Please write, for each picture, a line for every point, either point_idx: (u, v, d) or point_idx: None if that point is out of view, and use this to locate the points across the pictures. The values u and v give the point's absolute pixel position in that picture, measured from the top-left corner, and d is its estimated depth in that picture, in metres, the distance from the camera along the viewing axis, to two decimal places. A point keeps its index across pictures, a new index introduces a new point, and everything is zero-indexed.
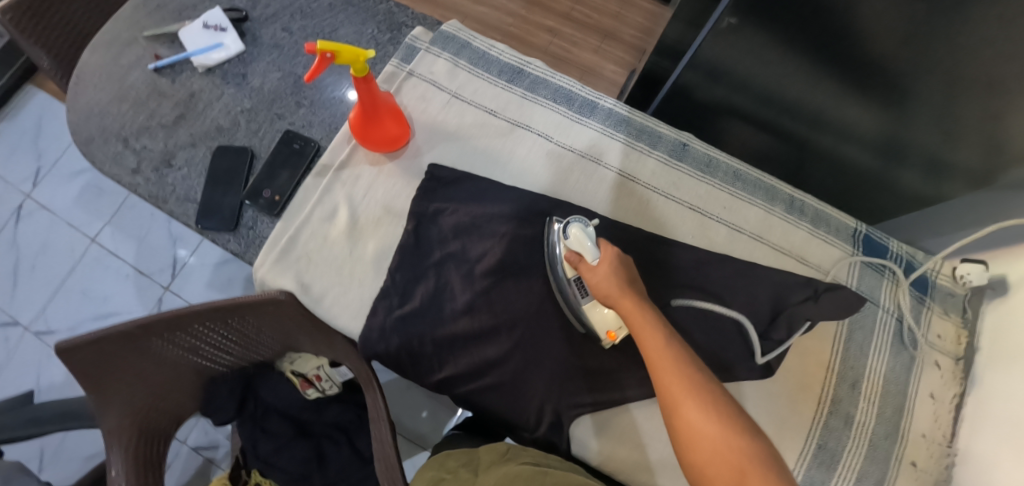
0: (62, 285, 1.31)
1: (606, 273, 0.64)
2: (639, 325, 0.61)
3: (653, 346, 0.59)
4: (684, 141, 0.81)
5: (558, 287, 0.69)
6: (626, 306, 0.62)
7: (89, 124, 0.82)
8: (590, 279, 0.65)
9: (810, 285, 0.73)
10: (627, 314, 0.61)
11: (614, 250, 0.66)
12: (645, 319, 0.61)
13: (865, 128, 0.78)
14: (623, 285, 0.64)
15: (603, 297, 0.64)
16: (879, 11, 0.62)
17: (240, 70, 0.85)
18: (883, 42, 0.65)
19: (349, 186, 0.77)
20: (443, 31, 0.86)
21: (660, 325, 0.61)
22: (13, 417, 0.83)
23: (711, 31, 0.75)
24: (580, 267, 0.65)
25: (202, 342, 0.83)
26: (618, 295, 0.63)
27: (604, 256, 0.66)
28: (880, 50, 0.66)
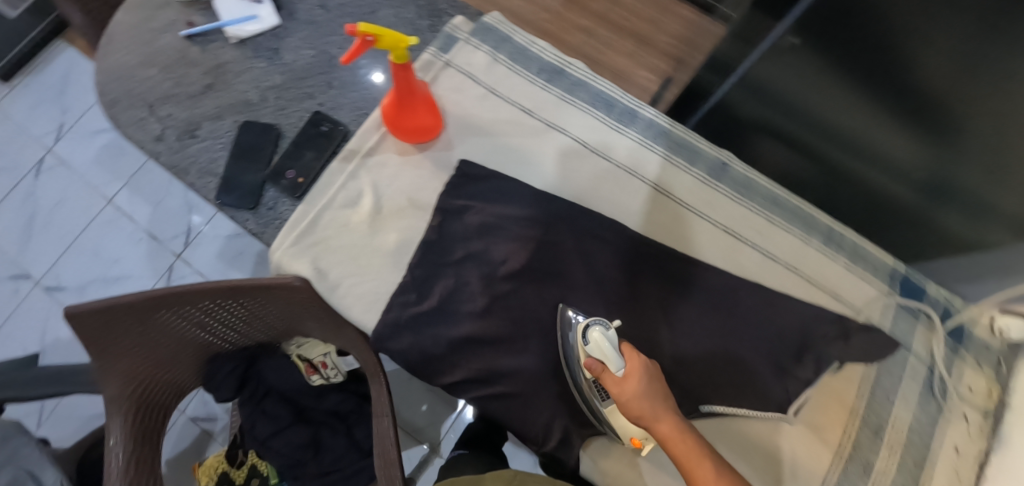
0: (75, 242, 1.30)
1: (635, 390, 0.60)
2: (677, 446, 0.58)
3: (694, 465, 0.57)
4: (724, 160, 0.78)
5: (574, 385, 0.66)
6: (660, 426, 0.59)
7: (116, 86, 0.81)
8: (616, 393, 0.60)
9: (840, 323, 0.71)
10: (663, 434, 0.58)
11: (640, 359, 0.61)
12: (687, 445, 0.58)
13: (911, 164, 0.74)
14: (655, 401, 0.60)
15: (633, 415, 0.59)
16: (942, 44, 0.58)
17: (272, 44, 0.83)
18: (942, 77, 0.61)
19: (375, 174, 0.75)
20: (485, 22, 0.82)
21: (696, 439, 0.59)
22: (15, 376, 0.82)
23: (767, 48, 0.72)
24: (603, 377, 0.61)
25: (210, 319, 0.81)
26: (653, 413, 0.59)
27: (629, 366, 0.61)
28: (938, 85, 0.62)
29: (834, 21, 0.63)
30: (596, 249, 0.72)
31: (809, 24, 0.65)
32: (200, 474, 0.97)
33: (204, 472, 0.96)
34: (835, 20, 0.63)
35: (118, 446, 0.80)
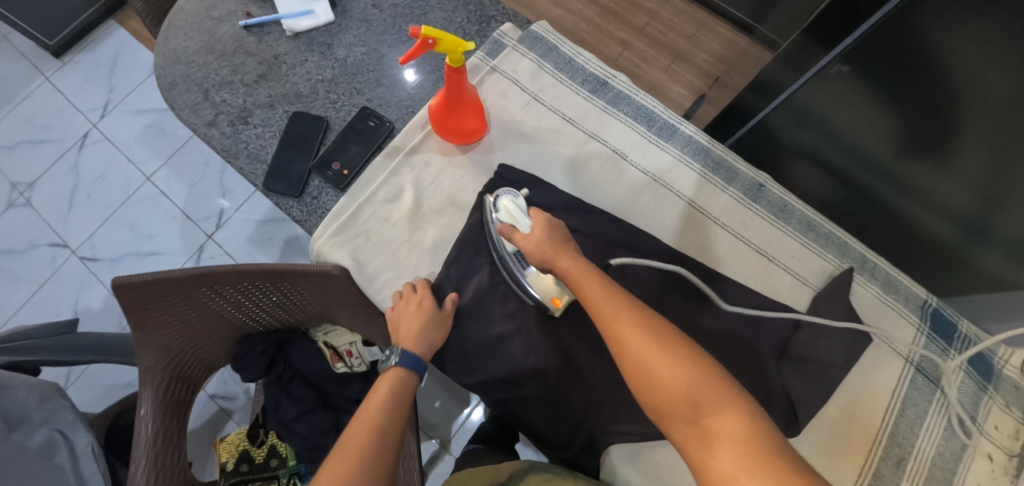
0: (113, 216, 1.34)
1: (538, 236, 0.63)
2: (578, 275, 0.60)
3: (589, 286, 0.59)
4: (761, 182, 0.78)
5: (500, 261, 0.70)
6: (561, 259, 0.61)
7: (174, 70, 0.84)
8: (524, 245, 0.64)
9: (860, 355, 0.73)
10: (564, 266, 0.61)
11: (545, 215, 0.65)
12: (585, 268, 0.60)
13: (953, 199, 0.75)
14: (556, 242, 0.63)
15: (540, 259, 0.62)
16: (1000, 76, 0.60)
17: (326, 39, 0.85)
18: (999, 108, 0.63)
19: (418, 171, 0.77)
20: (532, 31, 0.84)
21: (596, 273, 0.60)
22: (56, 340, 0.84)
23: (812, 77, 0.73)
24: (513, 236, 0.65)
25: (245, 299, 0.83)
26: (552, 255, 0.62)
27: (533, 220, 0.65)
28: (992, 117, 0.64)
29: (883, 48, 0.65)
30: (630, 261, 0.73)
31: (857, 53, 0.67)
32: (221, 450, 1.00)
33: (226, 449, 0.99)
34: (883, 48, 0.65)
35: (148, 416, 0.82)
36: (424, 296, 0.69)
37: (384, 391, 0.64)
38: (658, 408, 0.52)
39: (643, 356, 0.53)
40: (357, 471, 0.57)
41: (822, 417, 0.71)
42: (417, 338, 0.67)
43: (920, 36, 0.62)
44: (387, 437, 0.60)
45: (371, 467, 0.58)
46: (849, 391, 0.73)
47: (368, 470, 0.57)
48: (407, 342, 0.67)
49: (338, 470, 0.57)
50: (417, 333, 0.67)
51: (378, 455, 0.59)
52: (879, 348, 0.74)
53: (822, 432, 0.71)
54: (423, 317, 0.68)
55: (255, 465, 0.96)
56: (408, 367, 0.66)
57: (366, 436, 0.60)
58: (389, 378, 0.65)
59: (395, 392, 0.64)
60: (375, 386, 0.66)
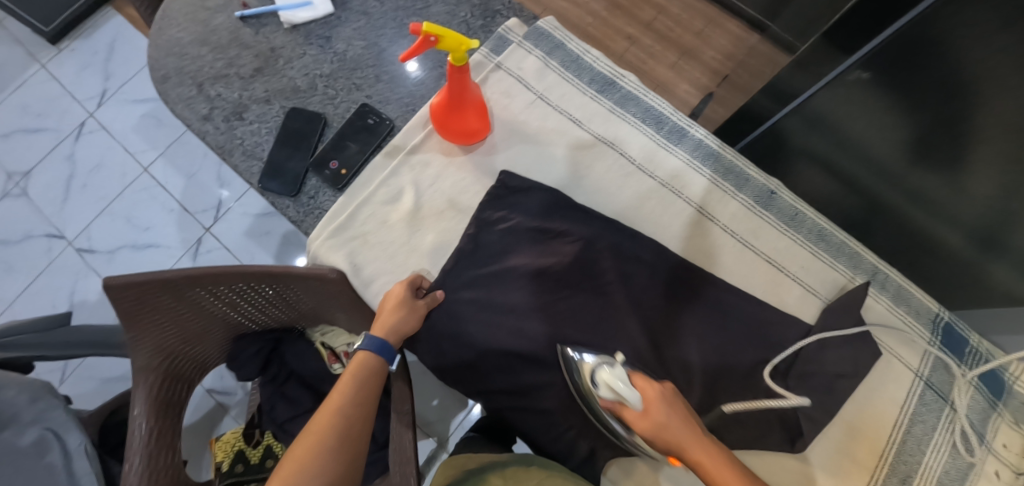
0: (110, 207, 1.32)
1: (660, 417, 0.57)
2: (712, 463, 0.56)
3: (716, 471, 0.56)
4: (772, 188, 0.76)
5: (594, 417, 0.64)
6: (680, 437, 0.57)
7: (168, 62, 0.81)
8: (639, 425, 0.57)
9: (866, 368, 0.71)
10: (691, 449, 0.56)
11: (659, 387, 0.59)
12: (710, 450, 0.57)
13: (968, 214, 0.73)
14: (681, 418, 0.58)
15: (663, 445, 0.57)
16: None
17: (324, 32, 0.82)
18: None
19: (417, 172, 0.75)
20: (539, 27, 0.81)
21: (717, 449, 0.57)
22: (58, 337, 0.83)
23: (829, 82, 0.71)
24: (625, 413, 0.58)
25: (240, 299, 0.81)
26: (677, 437, 0.57)
27: (646, 395, 0.58)
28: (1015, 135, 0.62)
29: (907, 55, 0.63)
30: (634, 269, 0.71)
31: (879, 58, 0.65)
32: (216, 450, 0.98)
33: (221, 447, 0.98)
34: (908, 55, 0.62)
35: (141, 416, 0.80)
36: (399, 284, 0.67)
37: (349, 378, 0.63)
38: None
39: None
40: (320, 459, 0.59)
41: (824, 431, 0.70)
42: (386, 326, 0.65)
43: (947, 46, 0.59)
44: (350, 424, 0.61)
45: (334, 453, 0.60)
46: (856, 405, 0.71)
47: (331, 457, 0.59)
48: (375, 329, 0.65)
49: (299, 458, 0.59)
50: (387, 322, 0.65)
51: (343, 441, 0.60)
52: (888, 362, 0.72)
53: (827, 447, 0.70)
54: (397, 305, 0.66)
55: (250, 466, 0.94)
56: (373, 352, 0.64)
57: (329, 423, 0.60)
58: (353, 365, 0.64)
59: (360, 378, 0.63)
60: (345, 368, 0.65)
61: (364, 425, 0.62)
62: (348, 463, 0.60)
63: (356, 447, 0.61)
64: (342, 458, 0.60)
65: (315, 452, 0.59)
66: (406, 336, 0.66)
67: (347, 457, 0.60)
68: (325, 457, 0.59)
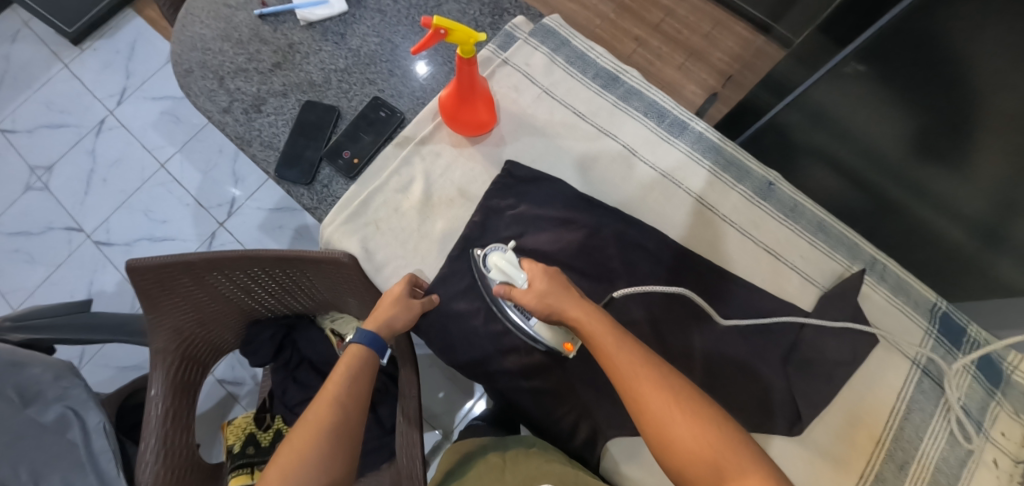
0: (128, 200, 1.36)
1: (541, 289, 0.61)
2: (586, 325, 0.58)
3: (601, 335, 0.57)
4: (771, 180, 0.78)
5: (500, 310, 0.69)
6: (569, 308, 0.59)
7: (191, 57, 0.85)
8: (524, 299, 0.61)
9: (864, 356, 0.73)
10: (573, 316, 0.59)
11: (540, 266, 0.63)
12: (597, 318, 0.59)
13: (966, 203, 0.75)
14: (561, 290, 0.61)
15: (543, 310, 0.60)
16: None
17: (340, 29, 0.86)
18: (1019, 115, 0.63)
19: (428, 162, 0.77)
20: (545, 24, 0.84)
21: (605, 319, 0.59)
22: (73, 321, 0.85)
23: (827, 74, 0.73)
24: (512, 294, 0.62)
25: (255, 285, 0.84)
26: (558, 307, 0.59)
27: (527, 272, 0.63)
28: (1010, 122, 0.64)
29: (903, 45, 0.64)
30: (637, 257, 0.73)
31: (876, 49, 0.66)
32: (227, 433, 1.02)
33: (232, 431, 1.01)
34: (904, 45, 0.64)
35: (158, 397, 0.84)
36: (398, 283, 0.69)
37: (342, 369, 0.64)
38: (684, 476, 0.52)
39: (663, 413, 0.53)
40: (318, 449, 0.58)
41: (821, 416, 0.71)
42: (381, 320, 0.67)
43: (943, 37, 0.61)
44: (347, 412, 0.60)
45: (332, 441, 0.59)
46: (854, 392, 0.73)
47: (328, 446, 0.58)
48: (369, 322, 0.67)
49: (299, 445, 0.58)
50: (381, 316, 0.67)
51: (342, 428, 0.60)
52: (886, 351, 0.74)
53: (825, 432, 0.71)
54: (394, 303, 0.68)
55: (260, 448, 0.97)
56: (366, 345, 0.65)
57: (325, 412, 0.60)
58: (346, 357, 0.64)
59: (354, 368, 0.64)
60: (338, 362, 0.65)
61: (361, 415, 0.62)
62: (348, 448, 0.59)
63: (353, 436, 0.60)
64: (341, 447, 0.59)
65: (312, 441, 0.58)
66: (398, 332, 0.68)
67: (346, 447, 0.59)
68: (323, 446, 0.58)
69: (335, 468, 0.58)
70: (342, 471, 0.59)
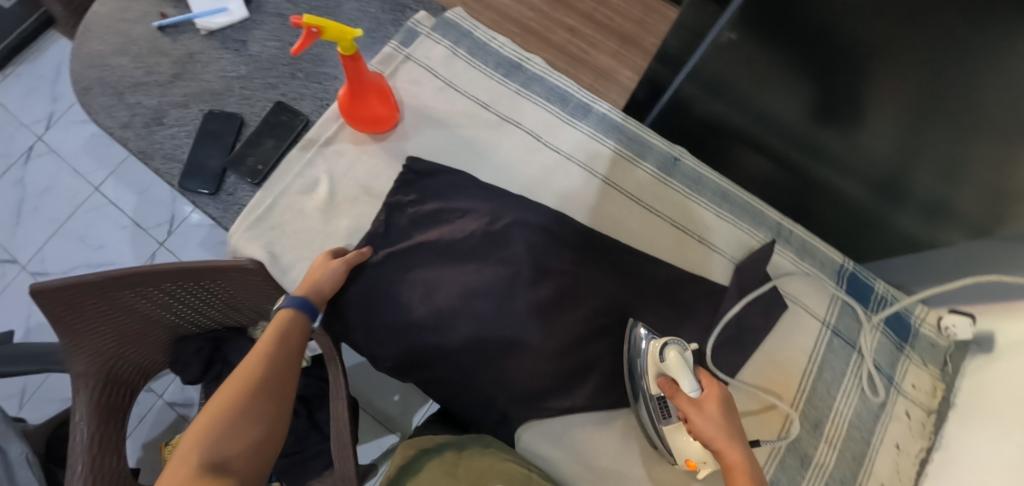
0: (63, 228, 1.34)
1: (716, 417, 0.60)
2: (740, 477, 0.57)
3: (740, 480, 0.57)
4: (676, 155, 0.79)
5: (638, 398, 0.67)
6: (715, 444, 0.59)
7: (88, 74, 0.83)
8: (690, 414, 0.61)
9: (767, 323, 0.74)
10: (731, 457, 0.58)
11: (718, 387, 0.62)
12: (737, 447, 0.59)
13: (865, 161, 0.75)
14: (732, 430, 0.60)
15: (702, 436, 0.60)
16: (877, 40, 0.61)
17: (240, 36, 0.85)
18: (878, 74, 0.64)
19: (331, 162, 0.77)
20: (446, 18, 0.85)
21: (748, 457, 0.58)
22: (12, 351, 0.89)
23: (710, 46, 0.74)
24: (679, 398, 0.61)
25: (173, 301, 0.83)
26: (718, 442, 0.59)
27: (707, 391, 0.61)
28: (872, 81, 0.65)
29: (768, 11, 0.65)
30: (542, 240, 0.72)
31: (745, 18, 0.68)
32: (166, 454, 0.95)
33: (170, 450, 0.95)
34: (770, 12, 0.66)
35: (82, 422, 0.81)
36: (320, 254, 0.71)
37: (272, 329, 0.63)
38: None
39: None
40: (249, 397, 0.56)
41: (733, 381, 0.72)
42: (308, 286, 0.67)
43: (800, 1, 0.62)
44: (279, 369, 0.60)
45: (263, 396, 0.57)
46: (767, 356, 0.74)
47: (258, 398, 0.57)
48: (297, 289, 0.67)
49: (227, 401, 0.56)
50: (308, 283, 0.67)
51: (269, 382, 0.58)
52: (796, 313, 0.75)
53: (741, 396, 0.72)
54: (318, 269, 0.69)
55: None
56: (297, 307, 0.64)
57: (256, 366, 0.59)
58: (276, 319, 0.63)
59: (285, 330, 0.63)
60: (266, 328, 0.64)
61: (292, 375, 0.61)
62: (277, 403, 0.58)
63: (284, 394, 0.59)
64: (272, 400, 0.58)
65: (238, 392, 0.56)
66: (328, 294, 0.68)
67: (274, 403, 0.58)
68: (254, 396, 0.57)
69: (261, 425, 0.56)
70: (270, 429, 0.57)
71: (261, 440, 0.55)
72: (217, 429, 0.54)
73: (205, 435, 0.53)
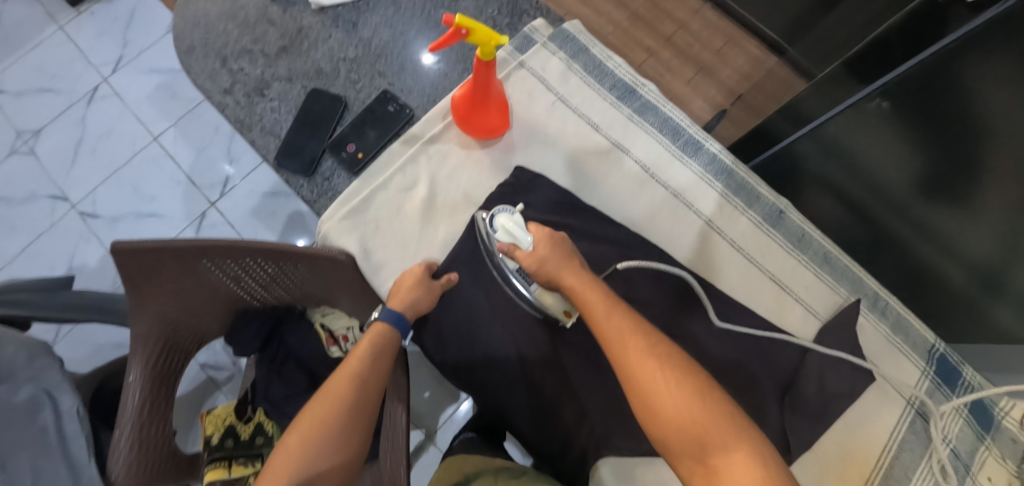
0: (119, 172, 1.33)
1: (543, 254, 0.61)
2: (582, 292, 0.58)
3: (593, 306, 0.57)
4: (782, 208, 0.77)
5: (497, 269, 0.69)
6: (551, 267, 0.60)
7: (193, 33, 0.81)
8: (526, 262, 0.62)
9: (854, 397, 0.71)
10: (568, 283, 0.59)
11: (548, 232, 0.63)
12: (583, 277, 0.60)
13: (973, 246, 0.74)
14: (563, 259, 0.61)
15: (543, 277, 0.61)
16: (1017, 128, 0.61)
17: (352, 17, 0.83)
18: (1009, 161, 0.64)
19: (434, 163, 0.75)
20: (565, 30, 0.82)
21: (599, 288, 0.59)
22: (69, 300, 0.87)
23: (849, 108, 0.72)
24: (516, 254, 0.62)
25: (245, 275, 0.80)
26: (553, 272, 0.60)
27: (535, 238, 0.62)
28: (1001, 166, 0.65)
29: (925, 84, 0.65)
30: (638, 277, 0.72)
31: (901, 87, 0.67)
32: (205, 422, 0.95)
33: (211, 421, 0.94)
34: (930, 86, 0.65)
35: (137, 382, 0.79)
36: (418, 264, 0.68)
37: (364, 347, 0.62)
38: (669, 443, 0.51)
39: (642, 372, 0.53)
40: (337, 422, 0.58)
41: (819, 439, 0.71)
42: (405, 300, 0.65)
43: (967, 78, 0.62)
44: (366, 390, 0.60)
45: (348, 418, 0.59)
46: (847, 427, 0.72)
47: (345, 421, 0.59)
48: (395, 303, 0.65)
49: (317, 418, 0.58)
50: (405, 297, 0.65)
51: (356, 407, 0.59)
52: (881, 389, 0.74)
53: (807, 462, 0.70)
54: (416, 282, 0.66)
55: (240, 441, 0.92)
56: (390, 323, 0.63)
57: (345, 387, 0.60)
58: (369, 333, 0.63)
59: (376, 348, 0.62)
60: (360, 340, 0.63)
61: (378, 397, 0.61)
62: (361, 426, 0.60)
63: (368, 416, 0.60)
64: (357, 423, 0.59)
65: (329, 416, 0.58)
66: (422, 313, 0.66)
67: (360, 425, 0.60)
68: (341, 421, 0.59)
69: (346, 447, 0.59)
70: (353, 451, 0.59)
71: (346, 461, 0.58)
72: (310, 448, 0.57)
73: (300, 449, 0.58)
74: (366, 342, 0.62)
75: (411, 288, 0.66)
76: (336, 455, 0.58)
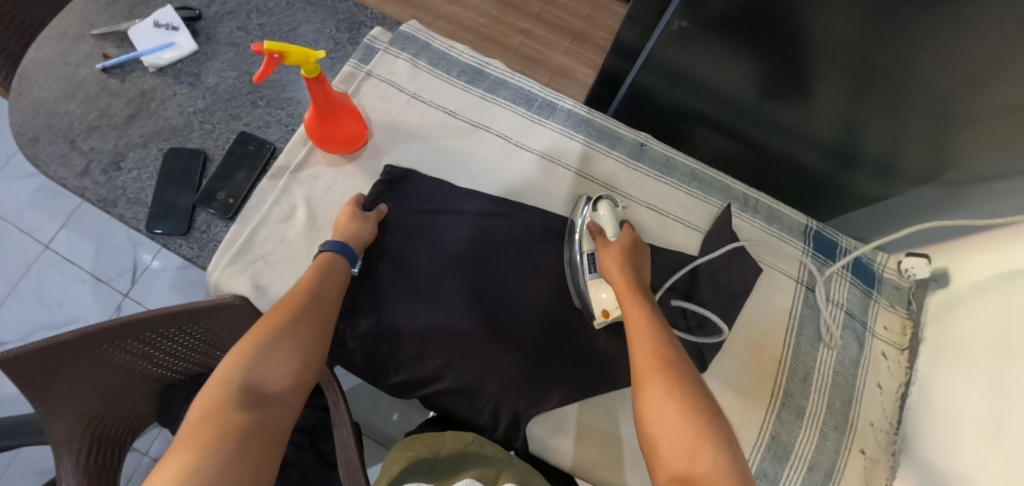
0: (17, 289, 1.27)
1: (615, 253, 0.69)
2: (627, 299, 0.65)
3: (632, 317, 0.64)
4: (642, 141, 0.83)
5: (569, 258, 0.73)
6: (615, 273, 0.68)
7: (34, 123, 0.79)
8: (602, 253, 0.70)
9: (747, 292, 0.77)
10: (618, 286, 0.67)
11: (633, 237, 0.71)
12: (639, 297, 0.65)
13: (818, 130, 0.80)
14: (632, 270, 0.68)
15: (607, 271, 0.69)
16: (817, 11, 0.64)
17: (193, 69, 0.83)
18: (821, 45, 0.68)
19: (307, 186, 0.77)
20: (402, 32, 0.85)
21: (648, 304, 0.65)
22: None
23: (662, 32, 0.77)
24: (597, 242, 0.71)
25: (155, 349, 0.77)
26: (618, 275, 0.68)
27: (622, 238, 0.71)
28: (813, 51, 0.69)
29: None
30: (530, 238, 0.75)
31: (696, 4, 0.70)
32: None
33: None
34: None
35: None
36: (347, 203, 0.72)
37: (311, 271, 0.64)
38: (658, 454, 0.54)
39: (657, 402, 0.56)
40: (285, 335, 0.57)
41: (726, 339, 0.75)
42: (347, 232, 0.69)
43: None
44: (313, 305, 0.60)
45: (296, 324, 0.58)
46: (749, 320, 0.77)
47: (293, 325, 0.58)
48: (335, 237, 0.68)
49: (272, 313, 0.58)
50: (345, 231, 0.69)
51: (305, 317, 0.59)
52: (772, 277, 0.79)
53: (721, 360, 0.75)
54: (351, 217, 0.70)
55: None
56: (336, 251, 0.66)
57: (295, 300, 0.60)
58: (315, 262, 0.65)
59: (324, 270, 0.64)
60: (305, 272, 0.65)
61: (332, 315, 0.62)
62: (312, 322, 0.59)
63: (320, 327, 0.60)
64: (308, 334, 0.58)
65: (276, 321, 0.57)
66: (366, 242, 0.70)
67: (311, 334, 0.59)
68: (292, 329, 0.58)
69: (297, 339, 0.57)
70: (304, 361, 0.57)
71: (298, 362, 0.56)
72: (258, 355, 0.55)
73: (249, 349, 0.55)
74: (314, 267, 0.64)
75: (351, 221, 0.70)
76: (286, 349, 0.56)
